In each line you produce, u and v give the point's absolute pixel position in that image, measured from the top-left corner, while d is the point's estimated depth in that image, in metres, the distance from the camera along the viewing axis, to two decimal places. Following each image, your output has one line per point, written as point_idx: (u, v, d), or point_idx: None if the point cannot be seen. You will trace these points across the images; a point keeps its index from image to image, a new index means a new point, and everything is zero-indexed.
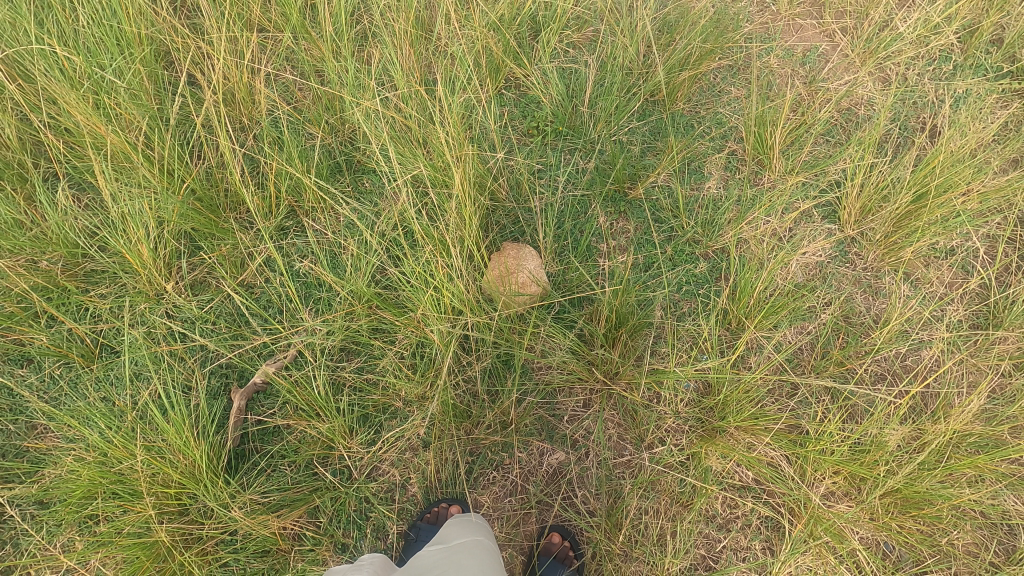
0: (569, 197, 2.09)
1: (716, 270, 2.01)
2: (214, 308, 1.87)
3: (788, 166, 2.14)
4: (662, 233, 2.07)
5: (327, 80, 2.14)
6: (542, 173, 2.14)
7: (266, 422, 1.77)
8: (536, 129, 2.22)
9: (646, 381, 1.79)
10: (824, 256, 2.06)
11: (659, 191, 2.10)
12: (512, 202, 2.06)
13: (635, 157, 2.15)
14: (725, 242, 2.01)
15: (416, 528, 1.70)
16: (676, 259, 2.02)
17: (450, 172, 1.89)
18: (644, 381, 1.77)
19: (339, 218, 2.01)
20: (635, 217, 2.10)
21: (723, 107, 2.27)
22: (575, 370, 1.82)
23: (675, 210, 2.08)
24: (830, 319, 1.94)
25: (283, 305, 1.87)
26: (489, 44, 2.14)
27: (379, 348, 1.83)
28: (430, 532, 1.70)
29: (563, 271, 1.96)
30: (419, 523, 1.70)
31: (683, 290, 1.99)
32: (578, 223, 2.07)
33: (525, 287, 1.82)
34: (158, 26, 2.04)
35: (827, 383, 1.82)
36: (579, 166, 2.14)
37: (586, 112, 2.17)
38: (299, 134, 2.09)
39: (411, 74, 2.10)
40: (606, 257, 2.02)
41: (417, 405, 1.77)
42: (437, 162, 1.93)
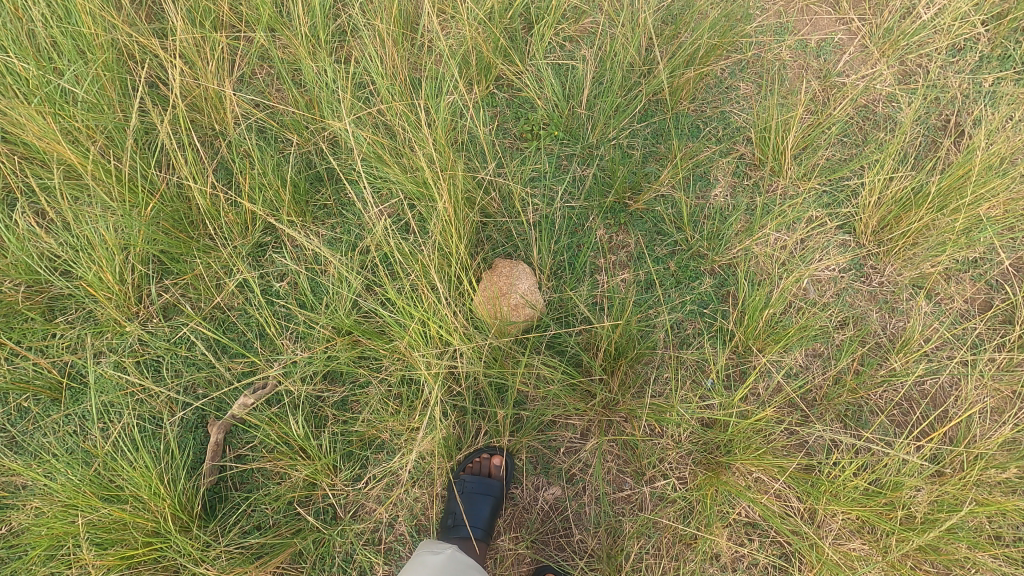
0: (565, 208, 1.95)
1: (722, 287, 1.90)
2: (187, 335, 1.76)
3: (799, 172, 2.02)
4: (665, 248, 1.93)
5: (304, 82, 1.99)
6: (537, 182, 2.00)
7: (245, 458, 1.68)
8: (531, 132, 2.07)
9: (648, 416, 1.67)
10: (838, 270, 1.93)
11: (662, 202, 1.97)
12: (504, 215, 1.92)
13: (636, 163, 2.01)
14: (732, 258, 1.90)
15: (461, 480, 1.69)
16: (679, 275, 1.90)
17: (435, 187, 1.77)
18: (645, 416, 1.67)
19: (320, 234, 1.90)
20: (637, 230, 1.95)
21: (731, 106, 2.14)
22: (571, 401, 1.71)
23: (680, 222, 1.95)
24: (845, 341, 1.83)
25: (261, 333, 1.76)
26: (479, 42, 1.98)
27: (364, 378, 1.73)
28: (474, 483, 1.68)
29: (558, 293, 1.84)
30: (463, 476, 1.69)
31: (687, 309, 1.87)
32: (575, 238, 1.93)
33: (518, 310, 1.76)
34: (120, 26, 1.88)
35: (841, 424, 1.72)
36: (576, 175, 2.00)
37: (584, 114, 2.03)
38: (274, 142, 1.95)
39: (394, 76, 1.95)
40: (605, 274, 1.90)
41: (405, 440, 1.67)
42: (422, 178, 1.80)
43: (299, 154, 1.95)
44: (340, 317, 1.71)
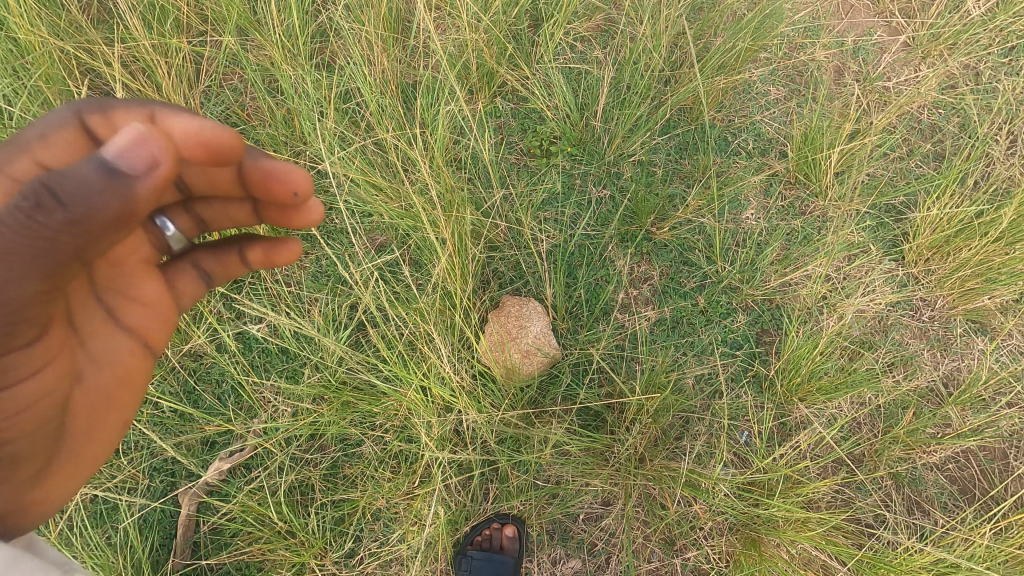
0: (581, 236, 1.73)
1: (757, 325, 1.70)
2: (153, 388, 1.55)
3: (841, 192, 1.81)
4: (693, 281, 1.72)
5: (282, 93, 1.74)
6: (548, 205, 1.78)
7: (222, 532, 1.48)
8: (540, 147, 1.84)
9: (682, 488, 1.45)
10: (886, 304, 1.73)
11: (690, 227, 1.74)
12: (511, 246, 1.71)
13: (658, 184, 1.79)
14: (767, 292, 1.71)
15: (468, 558, 1.52)
16: (710, 312, 1.69)
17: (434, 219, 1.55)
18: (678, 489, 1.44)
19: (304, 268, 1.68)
20: (661, 260, 1.74)
21: (761, 115, 1.92)
22: (592, 466, 1.50)
23: (709, 251, 1.73)
24: (893, 386, 1.64)
25: (237, 386, 1.54)
26: (481, 46, 1.74)
27: (356, 437, 1.53)
28: (484, 561, 1.51)
29: (574, 336, 1.64)
30: (470, 552, 1.52)
31: (719, 351, 1.66)
32: (593, 270, 1.72)
33: (529, 358, 1.55)
34: (63, 30, 1.62)
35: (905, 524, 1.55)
36: (593, 198, 1.78)
37: (600, 127, 1.80)
38: None
39: (385, 87, 1.71)
40: (626, 313, 1.69)
41: (404, 511, 1.47)
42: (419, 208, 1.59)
43: None
44: (329, 371, 1.53)
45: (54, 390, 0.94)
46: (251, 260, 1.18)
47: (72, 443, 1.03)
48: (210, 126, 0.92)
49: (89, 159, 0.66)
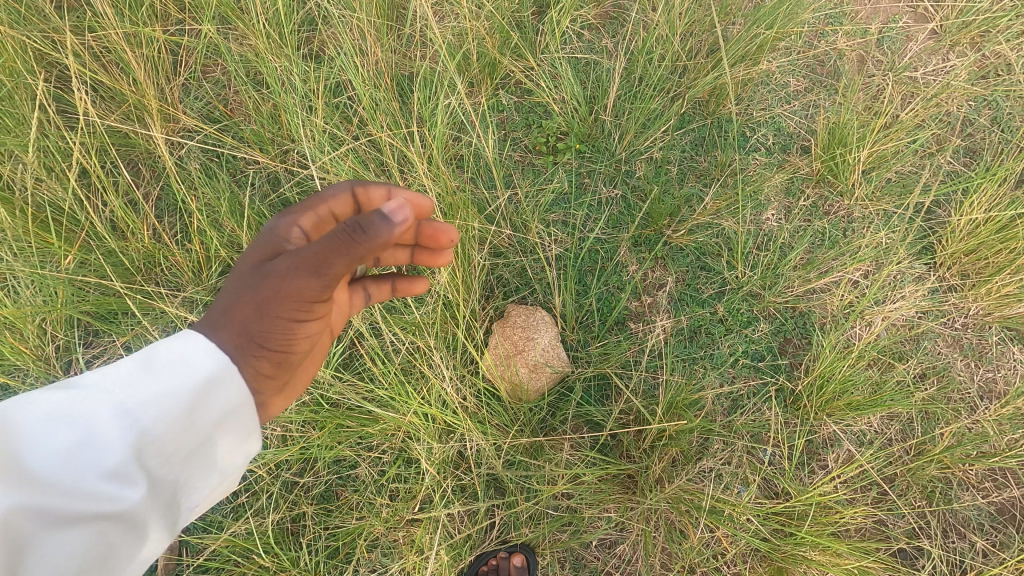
0: (591, 239, 1.62)
1: (779, 333, 1.59)
2: None
3: (868, 191, 1.69)
4: (711, 288, 1.60)
5: (268, 86, 1.62)
6: (555, 205, 1.66)
7: (207, 564, 1.37)
8: (545, 144, 1.72)
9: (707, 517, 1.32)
10: (917, 310, 1.62)
11: (708, 229, 1.63)
12: (517, 250, 1.59)
13: (674, 182, 1.67)
14: (789, 298, 1.60)
15: None
16: (730, 321, 1.58)
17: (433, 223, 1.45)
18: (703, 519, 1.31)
19: None
20: (676, 265, 1.62)
21: (781, 108, 1.80)
22: (606, 490, 1.38)
23: (728, 255, 1.61)
24: (926, 399, 1.53)
25: None
26: (483, 37, 1.63)
27: (351, 459, 1.42)
28: None
29: (584, 347, 1.54)
30: None
31: (739, 363, 1.56)
32: (604, 275, 1.60)
33: (536, 373, 1.44)
34: (30, 20, 1.50)
35: (944, 560, 1.44)
36: (602, 198, 1.66)
37: (610, 122, 1.69)
38: (232, 164, 1.63)
39: (378, 80, 1.59)
40: (639, 322, 1.58)
41: (402, 541, 1.35)
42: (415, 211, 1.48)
43: (261, 177, 1.63)
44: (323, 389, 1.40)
45: (319, 340, 1.07)
46: (399, 289, 1.26)
47: (292, 384, 1.08)
48: (423, 196, 1.17)
49: (376, 211, 0.82)
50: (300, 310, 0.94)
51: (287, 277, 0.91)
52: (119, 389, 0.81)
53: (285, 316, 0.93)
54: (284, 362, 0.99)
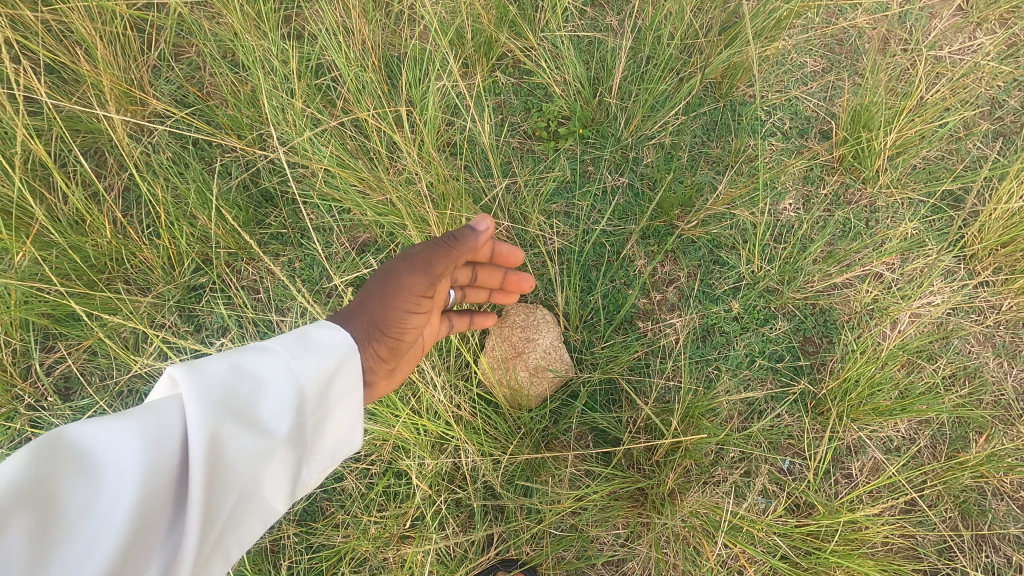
0: (595, 232, 1.50)
1: (798, 332, 1.48)
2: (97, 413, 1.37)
3: (892, 178, 1.57)
4: (726, 284, 1.49)
5: (245, 67, 1.50)
6: (556, 195, 1.55)
7: None
8: (546, 129, 1.60)
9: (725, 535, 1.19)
10: (947, 307, 1.50)
11: (721, 220, 1.51)
12: (515, 244, 1.48)
13: (684, 170, 1.55)
14: (809, 294, 1.49)
15: None
16: (745, 319, 1.46)
17: (424, 215, 1.34)
18: (722, 539, 1.18)
19: (275, 273, 1.47)
20: (688, 259, 1.51)
21: (798, 90, 1.68)
22: (614, 503, 1.26)
23: (743, 248, 1.50)
24: (958, 404, 1.42)
25: None
26: (478, 11, 1.50)
27: (337, 471, 1.33)
28: None
29: (589, 349, 1.42)
30: None
31: (756, 364, 1.44)
32: (609, 270, 1.49)
33: (538, 377, 1.33)
34: None
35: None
36: (608, 187, 1.54)
37: (615, 105, 1.57)
38: (209, 153, 1.52)
39: (364, 60, 1.47)
40: (648, 320, 1.47)
41: (392, 559, 1.26)
42: (404, 202, 1.37)
43: (240, 166, 1.52)
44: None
45: (415, 350, 1.13)
46: (476, 322, 1.30)
47: (395, 376, 1.11)
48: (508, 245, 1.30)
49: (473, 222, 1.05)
50: (411, 303, 1.04)
51: (401, 274, 1.03)
52: (279, 353, 0.82)
53: (400, 308, 1.03)
54: (394, 353, 1.06)
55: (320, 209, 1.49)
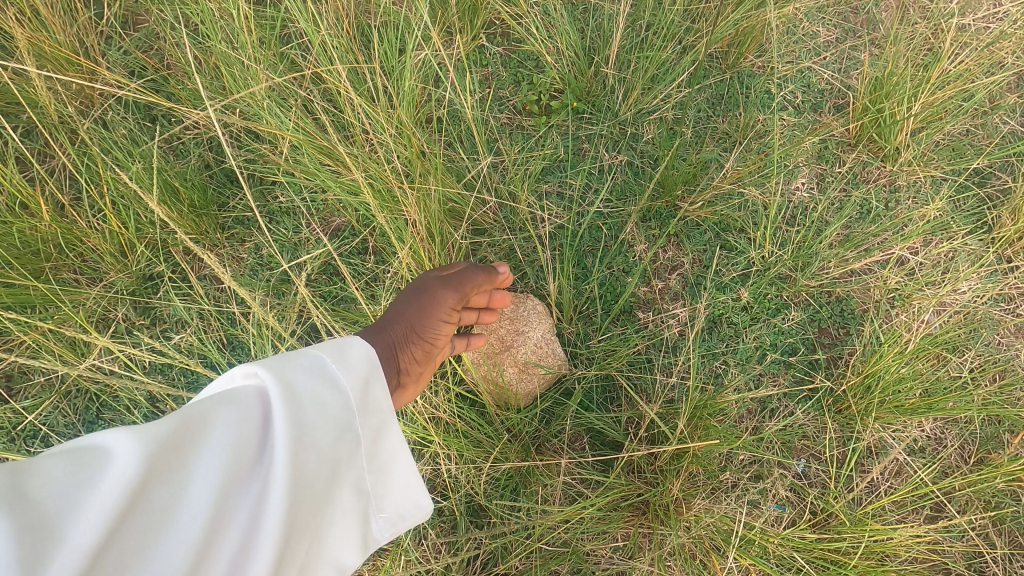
0: (590, 214, 1.38)
1: (812, 322, 1.35)
2: (45, 414, 1.25)
3: (914, 155, 1.44)
4: (734, 271, 1.36)
5: (206, 35, 1.36)
6: (548, 174, 1.42)
7: None
8: (537, 102, 1.47)
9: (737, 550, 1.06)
10: (977, 295, 1.36)
11: (728, 201, 1.38)
12: (503, 228, 1.35)
13: (687, 147, 1.42)
14: (824, 281, 1.36)
15: None
16: (755, 309, 1.34)
17: (398, 194, 1.21)
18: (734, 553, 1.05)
19: (240, 261, 1.35)
20: (692, 244, 1.38)
21: (811, 61, 1.54)
22: (611, 513, 1.14)
23: (753, 231, 1.37)
24: (993, 402, 1.28)
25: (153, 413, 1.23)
26: None
27: None
28: None
29: (583, 342, 1.30)
30: None
31: (766, 358, 1.32)
32: (605, 256, 1.36)
33: (527, 374, 1.22)
34: None
35: None
36: (605, 165, 1.41)
37: (612, 76, 1.43)
38: (168, 130, 1.39)
39: (336, 25, 1.34)
40: (649, 311, 1.34)
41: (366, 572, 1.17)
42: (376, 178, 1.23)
43: (202, 144, 1.39)
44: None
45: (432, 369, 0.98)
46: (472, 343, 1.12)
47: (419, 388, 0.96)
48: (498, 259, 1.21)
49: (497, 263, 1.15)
50: (444, 316, 0.98)
51: (432, 288, 0.99)
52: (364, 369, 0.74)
53: (436, 320, 0.96)
54: (424, 363, 0.94)
55: (289, 190, 1.36)
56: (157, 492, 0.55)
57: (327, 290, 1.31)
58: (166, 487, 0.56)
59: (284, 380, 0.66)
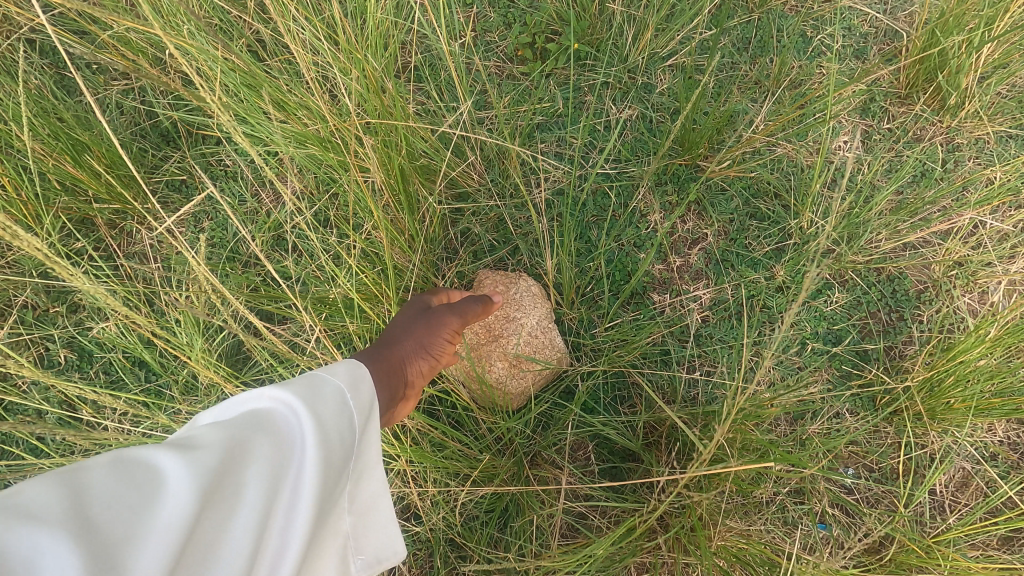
0: (594, 179, 1.16)
1: (859, 306, 1.13)
2: None
3: (980, 105, 1.19)
4: (767, 244, 1.13)
5: None
6: (544, 132, 1.19)
7: None
8: (530, 47, 1.23)
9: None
10: None
11: (758, 161, 1.15)
12: (491, 195, 1.13)
13: (708, 99, 1.19)
14: (873, 257, 1.14)
15: None
16: (792, 289, 1.12)
17: (349, 148, 0.97)
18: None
19: (177, 235, 1.13)
20: (717, 212, 1.16)
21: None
22: (620, 541, 0.91)
23: (790, 197, 1.14)
24: None
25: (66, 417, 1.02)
26: None
27: None
28: None
29: (587, 330, 1.09)
30: None
31: (805, 349, 1.10)
32: (613, 228, 1.14)
33: (517, 371, 1.00)
34: None
35: None
36: (612, 120, 1.19)
37: (619, 14, 1.20)
38: (92, 80, 1.16)
39: None
40: (665, 293, 1.12)
41: None
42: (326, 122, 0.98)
43: (133, 97, 1.17)
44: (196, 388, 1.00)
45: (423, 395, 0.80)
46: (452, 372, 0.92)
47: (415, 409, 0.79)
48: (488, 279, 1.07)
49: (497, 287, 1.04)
50: (448, 343, 0.82)
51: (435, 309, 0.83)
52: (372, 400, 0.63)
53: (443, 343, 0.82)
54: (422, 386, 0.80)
55: (234, 150, 1.13)
56: (213, 528, 0.41)
57: (279, 269, 1.09)
58: (219, 524, 0.42)
59: (324, 404, 0.54)
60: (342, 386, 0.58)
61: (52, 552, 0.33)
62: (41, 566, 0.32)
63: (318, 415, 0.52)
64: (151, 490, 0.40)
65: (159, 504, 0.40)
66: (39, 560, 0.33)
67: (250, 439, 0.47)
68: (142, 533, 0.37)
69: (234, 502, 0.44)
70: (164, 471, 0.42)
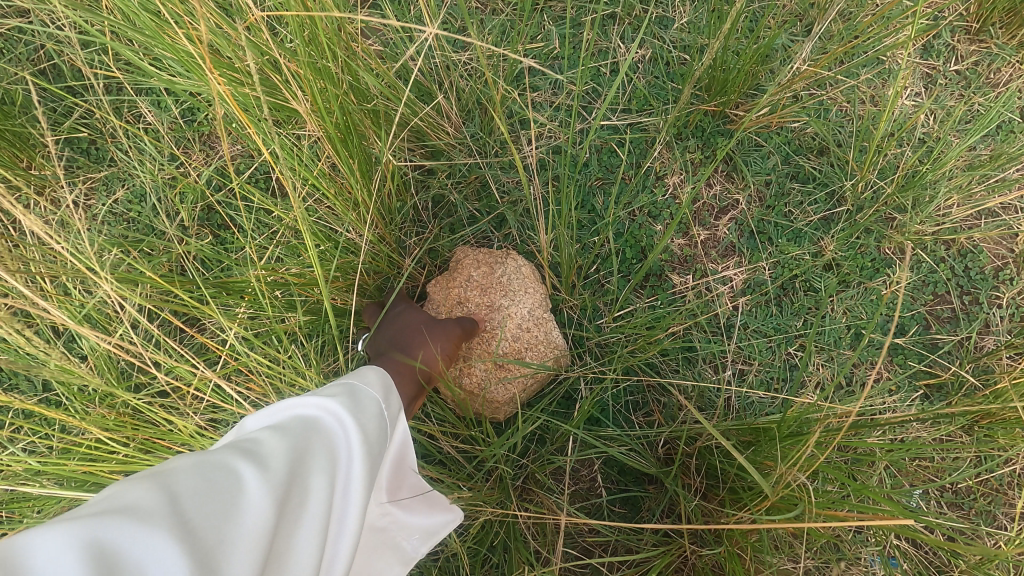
0: (598, 134, 0.94)
1: (926, 287, 0.92)
2: None
3: None
4: (812, 212, 0.92)
5: None
6: (536, 77, 0.97)
7: None
8: None
9: None
10: None
11: (800, 110, 0.93)
12: (472, 154, 0.92)
13: (737, 34, 0.96)
14: (944, 227, 0.91)
15: None
16: (845, 268, 0.90)
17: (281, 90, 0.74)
18: None
19: (83, 207, 0.91)
20: (751, 173, 0.94)
21: None
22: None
23: (842, 153, 0.92)
24: None
25: None
26: None
27: None
28: None
29: (593, 320, 0.88)
30: None
31: (860, 341, 0.89)
32: (622, 193, 0.92)
33: (503, 376, 0.80)
34: None
35: None
36: (619, 63, 0.96)
37: None
38: None
39: None
40: (687, 273, 0.91)
41: None
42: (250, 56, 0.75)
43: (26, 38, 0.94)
44: (99, 396, 0.81)
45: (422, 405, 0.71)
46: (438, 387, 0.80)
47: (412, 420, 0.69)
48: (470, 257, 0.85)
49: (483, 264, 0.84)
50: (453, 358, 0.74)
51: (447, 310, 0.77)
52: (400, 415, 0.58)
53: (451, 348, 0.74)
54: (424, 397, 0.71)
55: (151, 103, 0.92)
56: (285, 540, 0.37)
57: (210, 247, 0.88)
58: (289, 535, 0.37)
59: (367, 416, 0.49)
60: (376, 396, 0.54)
61: (156, 556, 0.29)
62: (150, 570, 0.28)
63: (364, 425, 0.48)
64: (231, 496, 0.35)
65: (238, 507, 0.35)
66: (147, 565, 0.28)
67: (309, 447, 0.42)
68: (229, 538, 0.33)
69: (301, 511, 0.38)
70: (235, 476, 0.36)
